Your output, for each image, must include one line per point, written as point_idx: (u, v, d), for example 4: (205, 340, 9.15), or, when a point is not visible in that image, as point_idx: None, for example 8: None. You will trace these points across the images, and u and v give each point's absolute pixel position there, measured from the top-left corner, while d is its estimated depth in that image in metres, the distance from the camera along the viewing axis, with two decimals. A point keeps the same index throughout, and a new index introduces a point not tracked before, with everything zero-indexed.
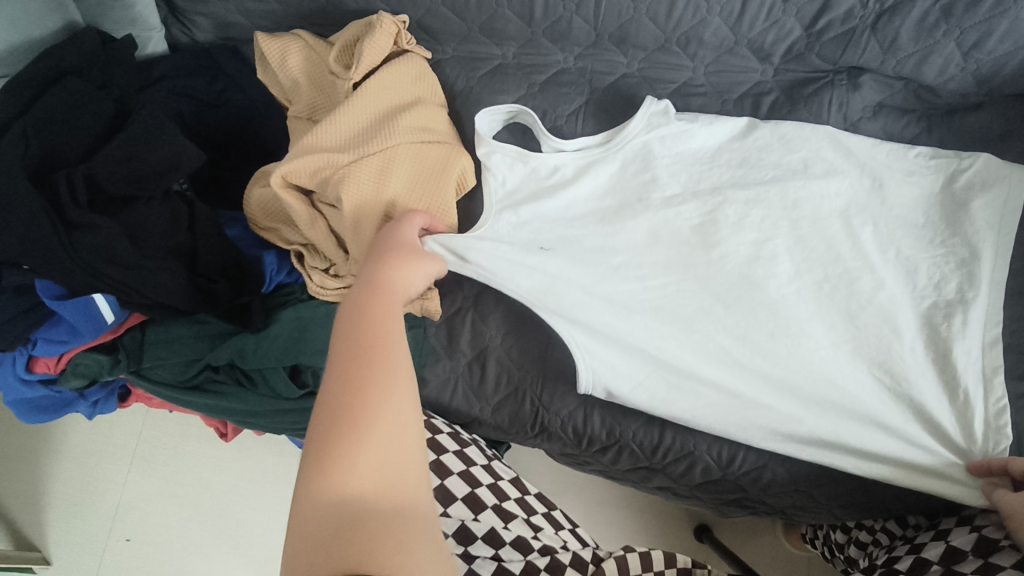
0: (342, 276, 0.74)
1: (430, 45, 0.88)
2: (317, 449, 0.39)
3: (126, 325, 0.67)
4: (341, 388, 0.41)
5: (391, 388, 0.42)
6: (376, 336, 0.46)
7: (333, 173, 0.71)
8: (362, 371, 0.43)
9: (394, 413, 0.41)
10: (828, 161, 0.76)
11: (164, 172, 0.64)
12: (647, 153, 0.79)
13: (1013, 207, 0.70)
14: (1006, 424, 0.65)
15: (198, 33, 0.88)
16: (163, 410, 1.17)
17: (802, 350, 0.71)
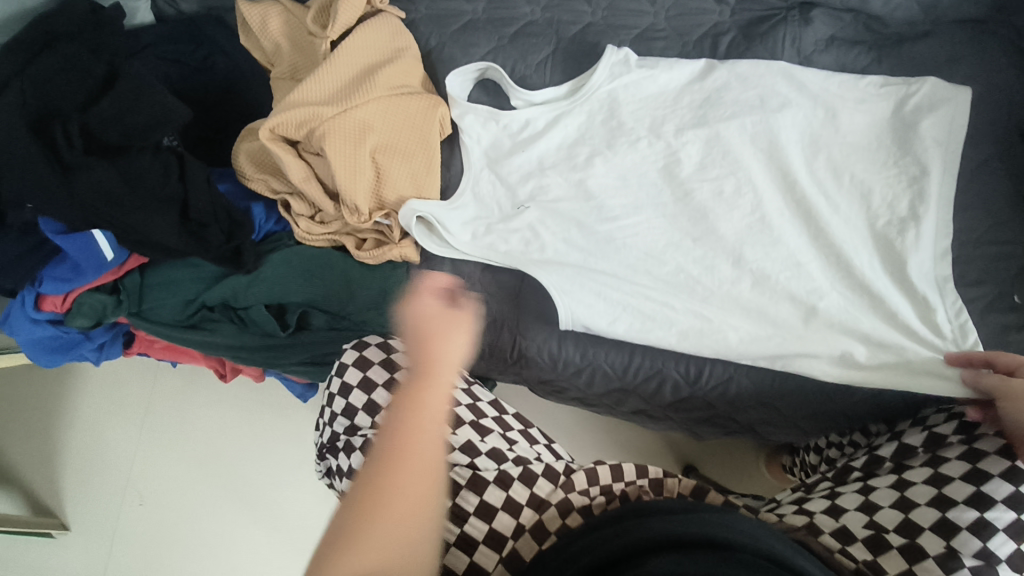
0: (327, 222, 0.80)
1: (404, 5, 0.92)
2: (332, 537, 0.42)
3: (126, 267, 0.72)
4: (360, 486, 0.44)
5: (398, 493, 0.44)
6: (384, 446, 0.45)
7: (317, 124, 0.75)
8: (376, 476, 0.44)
9: (404, 510, 0.43)
10: (782, 95, 0.79)
11: (153, 126, 0.68)
12: (613, 102, 0.83)
13: (959, 125, 0.74)
14: (967, 321, 0.69)
15: (183, 3, 0.92)
16: (168, 379, 1.22)
17: (766, 271, 0.74)
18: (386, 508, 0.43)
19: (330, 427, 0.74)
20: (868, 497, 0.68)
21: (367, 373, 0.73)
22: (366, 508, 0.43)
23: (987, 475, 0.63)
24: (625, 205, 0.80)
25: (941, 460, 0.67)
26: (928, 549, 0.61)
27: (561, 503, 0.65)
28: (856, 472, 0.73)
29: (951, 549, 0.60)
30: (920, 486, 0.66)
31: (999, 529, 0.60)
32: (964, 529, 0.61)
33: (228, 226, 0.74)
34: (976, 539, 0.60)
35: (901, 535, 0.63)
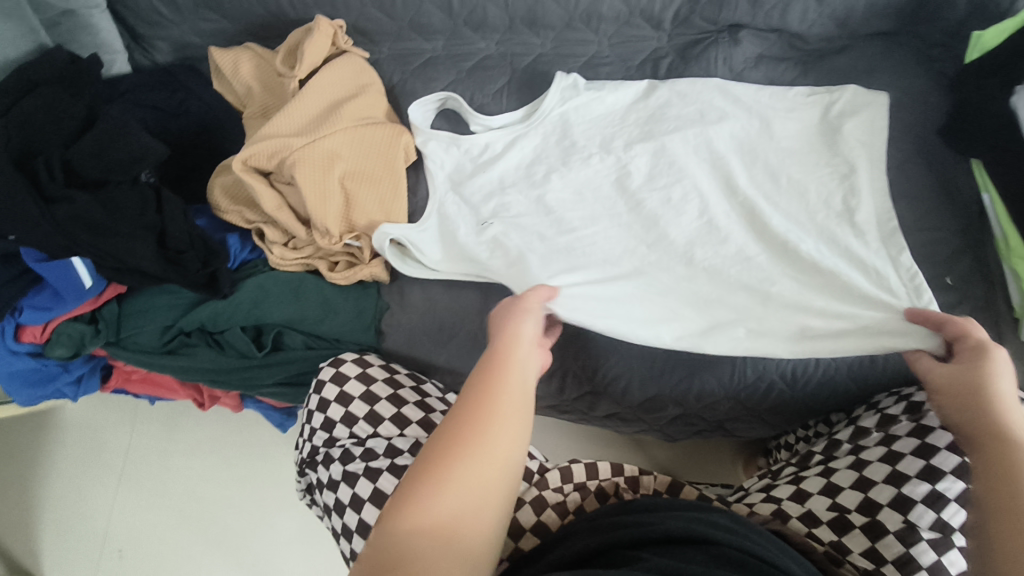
0: (301, 248, 0.83)
1: (367, 47, 0.97)
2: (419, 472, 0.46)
3: (104, 297, 0.75)
4: (445, 436, 0.48)
5: (486, 444, 0.47)
6: (478, 403, 0.50)
7: (288, 153, 0.80)
8: (466, 427, 0.48)
9: (495, 462, 0.47)
10: (720, 108, 0.86)
11: (133, 161, 0.72)
12: (566, 123, 0.89)
13: (880, 126, 0.81)
14: (921, 283, 0.71)
15: (158, 55, 0.98)
16: (147, 427, 1.22)
17: (719, 267, 0.78)
18: (475, 457, 0.47)
19: (309, 442, 0.78)
20: (829, 480, 0.69)
21: (344, 387, 0.77)
22: (457, 458, 0.46)
23: (937, 449, 0.65)
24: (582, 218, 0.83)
25: (892, 437, 0.69)
26: (888, 525, 0.64)
27: (533, 499, 0.67)
28: (817, 456, 0.75)
29: (909, 525, 0.63)
30: (876, 464, 0.67)
31: (950, 500, 0.62)
32: (919, 502, 0.63)
33: (205, 253, 0.77)
34: (931, 511, 0.62)
35: (863, 514, 0.65)
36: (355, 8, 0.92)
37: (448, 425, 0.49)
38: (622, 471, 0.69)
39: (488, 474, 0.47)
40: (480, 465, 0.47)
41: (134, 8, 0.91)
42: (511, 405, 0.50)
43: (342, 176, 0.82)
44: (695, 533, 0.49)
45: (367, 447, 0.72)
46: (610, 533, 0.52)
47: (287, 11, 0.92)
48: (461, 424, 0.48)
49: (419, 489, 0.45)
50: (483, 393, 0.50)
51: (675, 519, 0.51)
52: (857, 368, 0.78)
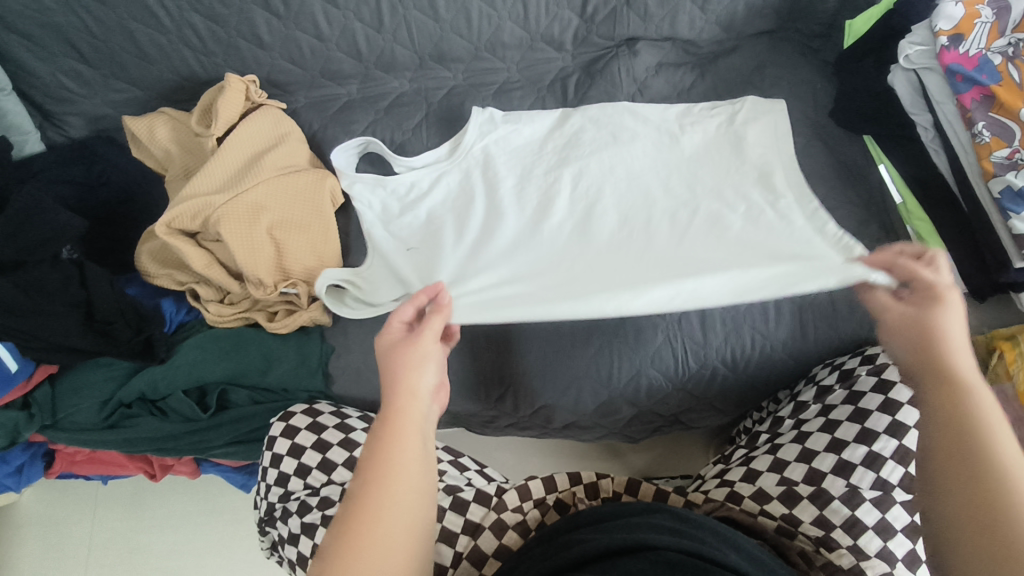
0: (237, 303, 0.83)
1: (283, 98, 0.98)
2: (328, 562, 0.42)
3: (35, 379, 0.74)
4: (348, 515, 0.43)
5: (393, 513, 0.44)
6: (378, 470, 0.45)
7: (211, 212, 0.80)
8: (369, 500, 0.44)
9: (405, 532, 0.44)
10: (630, 129, 0.90)
11: (48, 241, 0.70)
12: (488, 156, 0.91)
13: (783, 131, 0.86)
14: (850, 240, 0.72)
15: (72, 130, 0.96)
16: (110, 509, 1.09)
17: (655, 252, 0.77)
18: (382, 531, 0.43)
19: (265, 500, 0.77)
20: (777, 456, 0.73)
21: (296, 440, 0.77)
22: (365, 537, 0.42)
23: (868, 411, 0.72)
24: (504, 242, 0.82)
25: (829, 406, 0.75)
26: (832, 491, 0.68)
27: (494, 522, 0.68)
28: (763, 436, 0.79)
29: (852, 488, 0.68)
30: (817, 433, 0.73)
31: (887, 458, 0.69)
32: (858, 464, 0.69)
33: (137, 321, 0.76)
34: (870, 470, 0.69)
35: (809, 484, 0.70)
36: (266, 62, 0.93)
37: (349, 503, 0.44)
38: (580, 480, 0.70)
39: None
40: None
41: (39, 86, 0.90)
42: (408, 500, 0.45)
43: (270, 227, 0.83)
44: (635, 542, 0.52)
45: (323, 496, 0.72)
46: (557, 555, 0.54)
47: (197, 73, 0.93)
48: (362, 498, 0.44)
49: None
50: (373, 493, 0.44)
51: (619, 531, 0.53)
52: (791, 346, 0.82)
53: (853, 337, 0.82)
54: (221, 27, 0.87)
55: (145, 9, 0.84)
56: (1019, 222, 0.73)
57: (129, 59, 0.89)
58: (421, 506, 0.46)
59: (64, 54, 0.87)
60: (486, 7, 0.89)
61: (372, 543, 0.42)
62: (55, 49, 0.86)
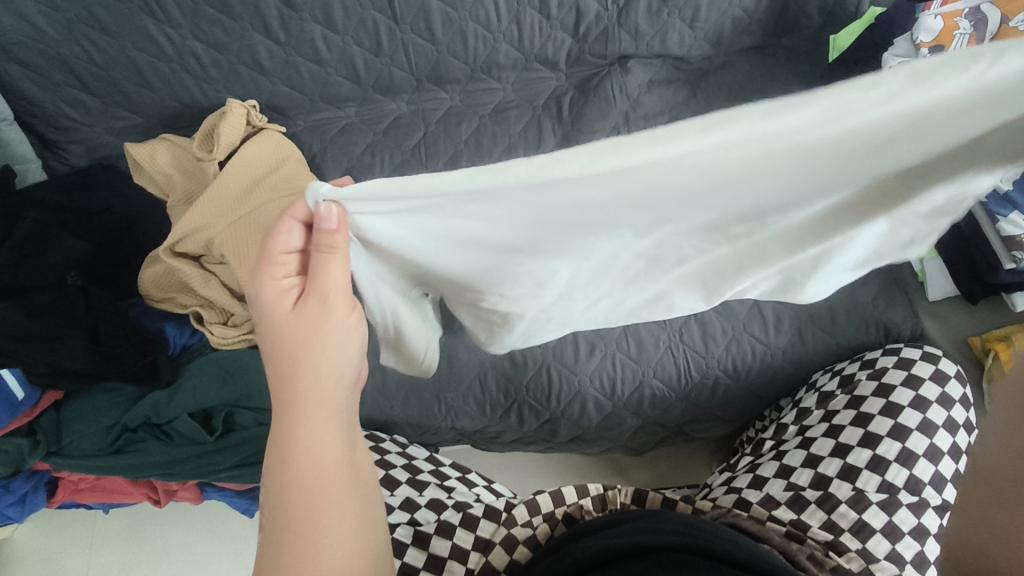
0: (241, 324, 0.84)
1: (283, 121, 0.99)
2: (287, 536, 0.45)
3: (40, 407, 0.74)
4: (295, 498, 0.46)
5: (335, 488, 0.47)
6: (311, 457, 0.48)
7: (213, 234, 0.80)
8: (311, 481, 0.47)
9: (350, 496, 0.48)
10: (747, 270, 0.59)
11: (55, 265, 0.73)
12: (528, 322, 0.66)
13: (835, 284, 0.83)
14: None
15: (74, 158, 0.96)
16: (110, 538, 1.08)
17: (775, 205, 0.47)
18: (327, 501, 0.47)
19: None
20: (782, 461, 0.75)
21: None
22: (316, 509, 0.46)
23: (871, 416, 0.74)
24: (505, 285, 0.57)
25: (832, 412, 0.76)
26: (839, 495, 0.70)
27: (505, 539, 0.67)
28: (768, 442, 0.80)
29: (859, 491, 0.69)
30: (822, 439, 0.75)
31: (890, 461, 0.71)
32: (863, 468, 0.71)
33: (141, 343, 0.77)
34: (876, 474, 0.71)
35: (816, 489, 0.71)
36: (266, 87, 0.94)
37: (292, 480, 0.47)
38: (588, 493, 0.69)
39: (355, 540, 0.46)
40: (349, 541, 0.46)
41: (42, 115, 0.90)
42: (338, 482, 0.48)
43: None
44: (635, 544, 0.53)
45: None
46: (566, 560, 0.55)
47: (198, 99, 0.94)
48: (303, 483, 0.47)
49: (298, 549, 0.45)
50: (314, 555, 0.44)
51: (623, 535, 0.55)
52: (791, 353, 0.83)
53: (852, 343, 0.83)
54: (224, 54, 0.89)
55: (148, 38, 0.85)
56: (1006, 225, 0.72)
57: (131, 87, 0.90)
58: (364, 525, 0.48)
59: (66, 83, 0.88)
60: (482, 29, 0.91)
61: (324, 510, 0.46)
62: (58, 78, 0.87)
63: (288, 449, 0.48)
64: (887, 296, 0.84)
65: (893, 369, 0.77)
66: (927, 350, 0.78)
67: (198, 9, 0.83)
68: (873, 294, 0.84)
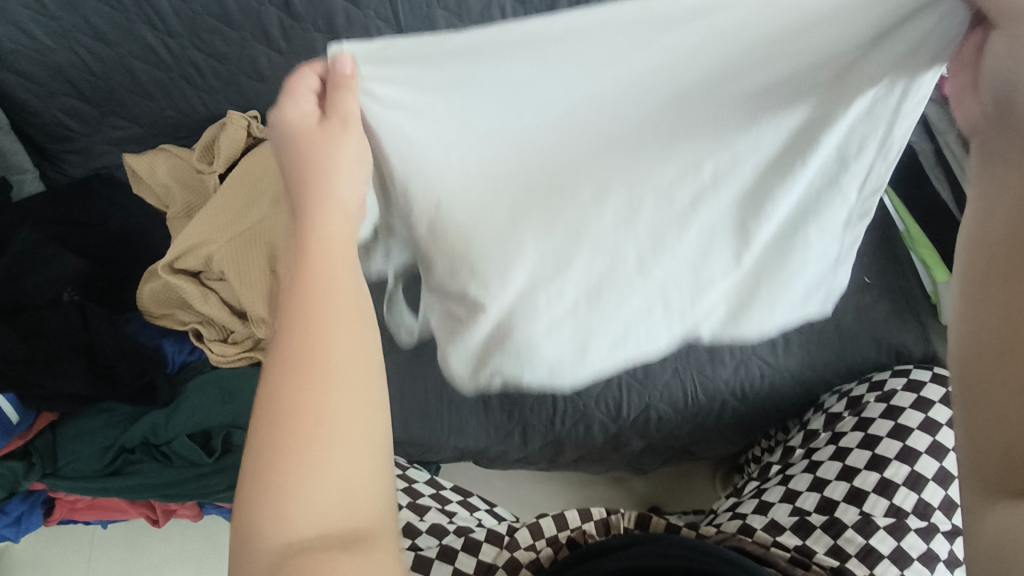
0: (241, 341, 0.83)
1: None
2: (273, 433, 0.35)
3: (36, 428, 0.73)
4: (290, 389, 0.36)
5: (346, 385, 0.37)
6: (318, 343, 0.38)
7: (213, 250, 0.79)
8: (311, 373, 0.37)
9: (361, 400, 0.37)
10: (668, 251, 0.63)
11: (51, 283, 0.72)
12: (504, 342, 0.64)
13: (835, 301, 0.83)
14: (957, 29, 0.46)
15: (71, 168, 0.95)
16: (108, 551, 1.06)
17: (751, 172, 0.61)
18: (334, 399, 0.37)
19: None
20: (788, 486, 0.73)
21: None
22: (317, 407, 0.36)
23: (879, 438, 0.72)
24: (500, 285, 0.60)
25: (839, 433, 0.75)
26: (845, 519, 0.68)
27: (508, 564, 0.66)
28: (775, 466, 0.79)
29: (865, 515, 0.67)
30: (828, 462, 0.73)
31: (898, 484, 0.69)
32: (870, 492, 0.69)
33: (140, 362, 0.76)
34: (883, 498, 0.68)
35: (821, 513, 0.69)
36: (267, 97, 0.93)
37: (288, 365, 0.37)
38: (591, 516, 0.68)
39: (362, 455, 0.36)
40: (354, 456, 0.36)
41: (38, 125, 0.89)
42: (350, 376, 0.38)
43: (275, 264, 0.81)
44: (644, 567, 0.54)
45: None
46: None
47: (197, 108, 0.92)
48: (301, 374, 0.37)
49: (285, 452, 0.35)
50: (296, 463, 0.35)
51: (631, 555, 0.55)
52: (800, 377, 0.82)
53: (861, 364, 0.82)
54: (224, 63, 0.87)
55: (146, 47, 0.83)
56: None
57: (129, 96, 0.89)
58: (375, 446, 0.37)
59: (63, 93, 0.86)
60: None
61: (327, 412, 0.36)
62: (55, 88, 0.85)
63: (287, 332, 0.38)
64: (897, 319, 0.83)
65: (902, 391, 0.75)
66: (937, 372, 0.77)
67: (197, 19, 0.81)
68: (886, 316, 0.83)
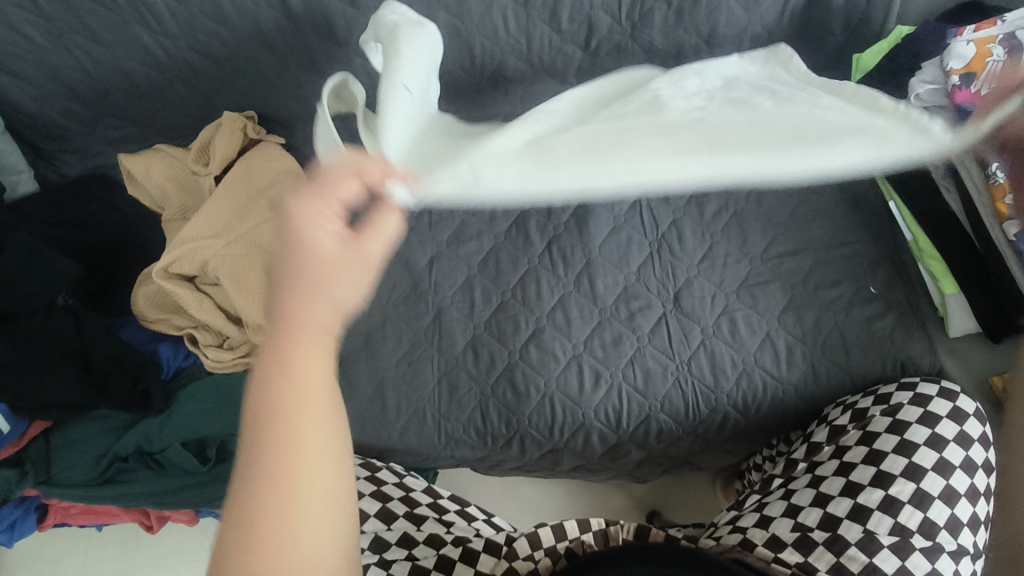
0: (237, 347, 0.81)
1: (282, 132, 0.96)
2: (244, 500, 0.38)
3: (28, 436, 0.74)
4: (263, 456, 0.39)
5: (314, 459, 0.39)
6: (291, 418, 0.39)
7: (208, 254, 0.77)
8: (281, 446, 0.39)
9: (325, 474, 0.40)
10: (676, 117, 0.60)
11: (47, 285, 0.70)
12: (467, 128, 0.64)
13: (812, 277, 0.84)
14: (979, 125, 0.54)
15: (66, 167, 0.93)
16: (106, 550, 1.06)
17: (735, 99, 0.64)
18: (299, 477, 0.39)
19: None
20: (791, 501, 0.72)
21: None
22: (283, 484, 0.38)
23: (884, 454, 0.71)
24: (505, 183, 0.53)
25: (844, 448, 0.74)
26: (848, 536, 0.67)
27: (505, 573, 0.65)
28: (777, 480, 0.78)
29: (868, 534, 0.66)
30: (831, 478, 0.72)
31: (903, 502, 0.68)
32: (875, 509, 0.68)
33: (135, 370, 0.75)
34: (887, 515, 0.67)
35: (824, 529, 0.68)
36: (264, 98, 0.91)
37: (261, 432, 0.39)
38: (590, 527, 0.67)
39: (325, 528, 0.39)
40: (317, 532, 0.39)
41: (33, 125, 0.87)
42: (317, 451, 0.40)
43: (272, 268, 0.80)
44: None
45: None
46: None
47: (194, 109, 0.91)
48: (273, 446, 0.39)
49: (254, 522, 0.38)
50: (265, 532, 0.38)
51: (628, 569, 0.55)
52: (804, 388, 0.80)
53: (867, 377, 0.80)
54: (220, 64, 0.85)
55: (141, 48, 0.82)
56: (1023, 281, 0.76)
57: (124, 97, 0.87)
58: (339, 517, 0.41)
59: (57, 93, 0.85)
60: (489, 42, 0.88)
61: (294, 491, 0.38)
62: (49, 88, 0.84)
63: (261, 398, 0.40)
64: (904, 331, 0.81)
65: (908, 406, 0.74)
66: (945, 387, 0.75)
67: (194, 19, 0.80)
68: (892, 328, 0.82)
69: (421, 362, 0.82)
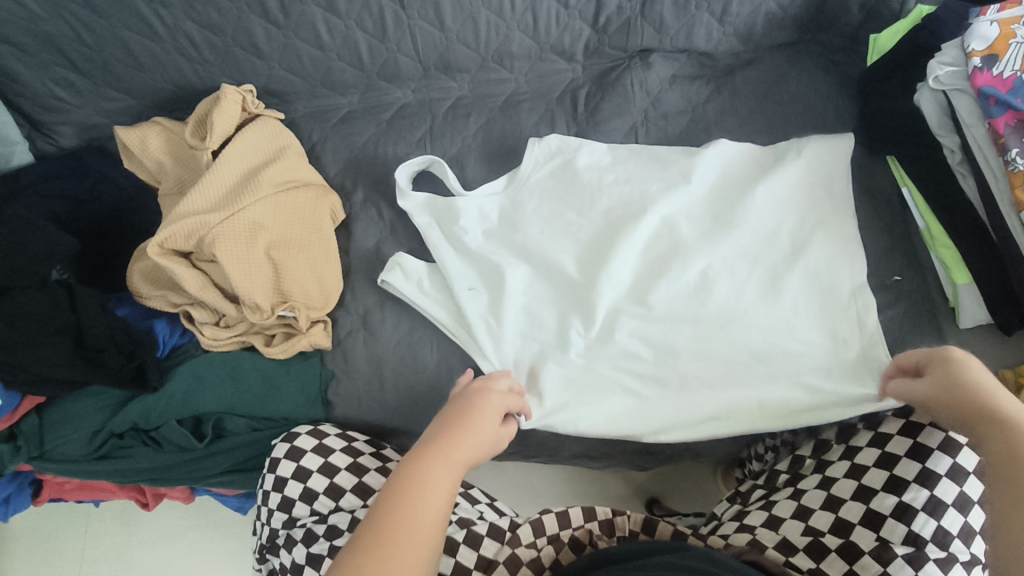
0: (233, 326, 0.80)
1: (282, 107, 0.94)
2: (369, 531, 0.49)
3: (20, 411, 0.72)
4: (391, 503, 0.51)
5: (421, 515, 0.51)
6: (418, 487, 0.52)
7: (206, 231, 0.75)
8: (404, 500, 0.51)
9: (426, 535, 0.50)
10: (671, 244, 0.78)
11: (39, 261, 0.70)
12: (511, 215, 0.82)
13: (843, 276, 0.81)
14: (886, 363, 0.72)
15: (63, 140, 0.91)
16: (105, 524, 1.06)
17: (772, 272, 0.76)
18: (409, 524, 0.50)
19: (266, 527, 0.75)
20: (800, 502, 0.71)
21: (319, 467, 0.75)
22: (394, 526, 0.49)
23: (897, 458, 0.67)
24: (594, 422, 0.76)
25: (853, 449, 0.71)
26: (862, 545, 0.65)
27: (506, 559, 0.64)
28: (783, 476, 0.76)
29: (881, 542, 0.64)
30: (843, 480, 0.70)
31: (917, 509, 0.64)
32: (888, 516, 0.65)
33: (130, 346, 0.74)
34: (901, 524, 0.64)
35: (837, 536, 0.67)
36: (263, 71, 0.89)
37: (396, 488, 0.52)
38: (595, 516, 0.66)
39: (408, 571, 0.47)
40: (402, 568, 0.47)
41: (29, 96, 0.86)
42: (423, 519, 0.50)
43: (270, 247, 0.78)
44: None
45: (330, 524, 0.70)
46: None
47: (193, 81, 0.88)
48: (399, 501, 0.51)
49: (369, 544, 0.48)
50: (376, 551, 0.47)
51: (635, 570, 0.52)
52: None
53: None
54: (219, 36, 0.83)
55: (139, 18, 0.80)
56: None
57: (121, 68, 0.85)
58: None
59: (53, 62, 0.83)
60: (495, 17, 0.85)
61: (401, 533, 0.49)
62: (44, 57, 0.82)
63: (403, 471, 0.54)
64: (913, 320, 0.79)
65: None
66: None
67: None
68: (901, 319, 0.79)
69: (420, 344, 0.81)
